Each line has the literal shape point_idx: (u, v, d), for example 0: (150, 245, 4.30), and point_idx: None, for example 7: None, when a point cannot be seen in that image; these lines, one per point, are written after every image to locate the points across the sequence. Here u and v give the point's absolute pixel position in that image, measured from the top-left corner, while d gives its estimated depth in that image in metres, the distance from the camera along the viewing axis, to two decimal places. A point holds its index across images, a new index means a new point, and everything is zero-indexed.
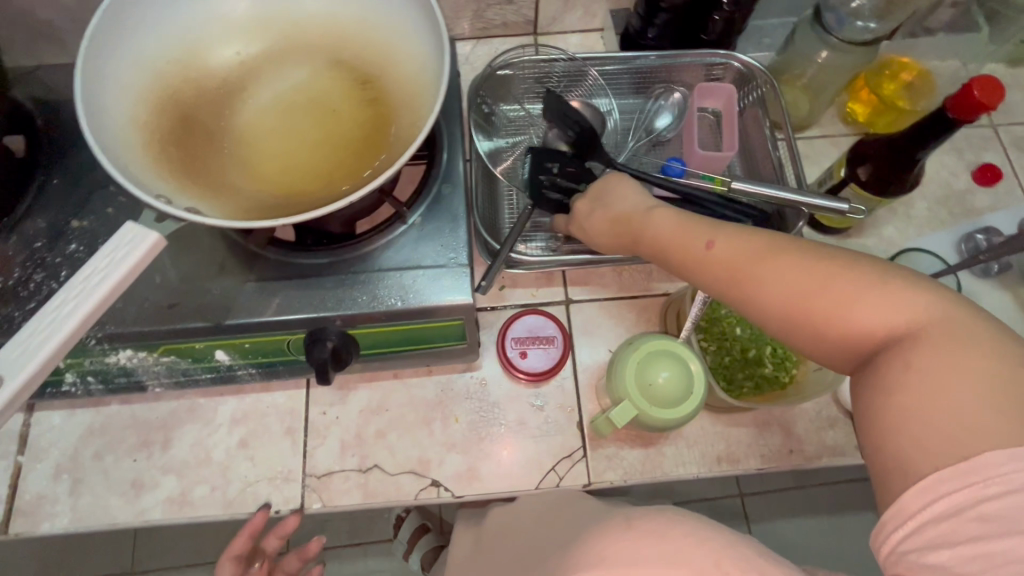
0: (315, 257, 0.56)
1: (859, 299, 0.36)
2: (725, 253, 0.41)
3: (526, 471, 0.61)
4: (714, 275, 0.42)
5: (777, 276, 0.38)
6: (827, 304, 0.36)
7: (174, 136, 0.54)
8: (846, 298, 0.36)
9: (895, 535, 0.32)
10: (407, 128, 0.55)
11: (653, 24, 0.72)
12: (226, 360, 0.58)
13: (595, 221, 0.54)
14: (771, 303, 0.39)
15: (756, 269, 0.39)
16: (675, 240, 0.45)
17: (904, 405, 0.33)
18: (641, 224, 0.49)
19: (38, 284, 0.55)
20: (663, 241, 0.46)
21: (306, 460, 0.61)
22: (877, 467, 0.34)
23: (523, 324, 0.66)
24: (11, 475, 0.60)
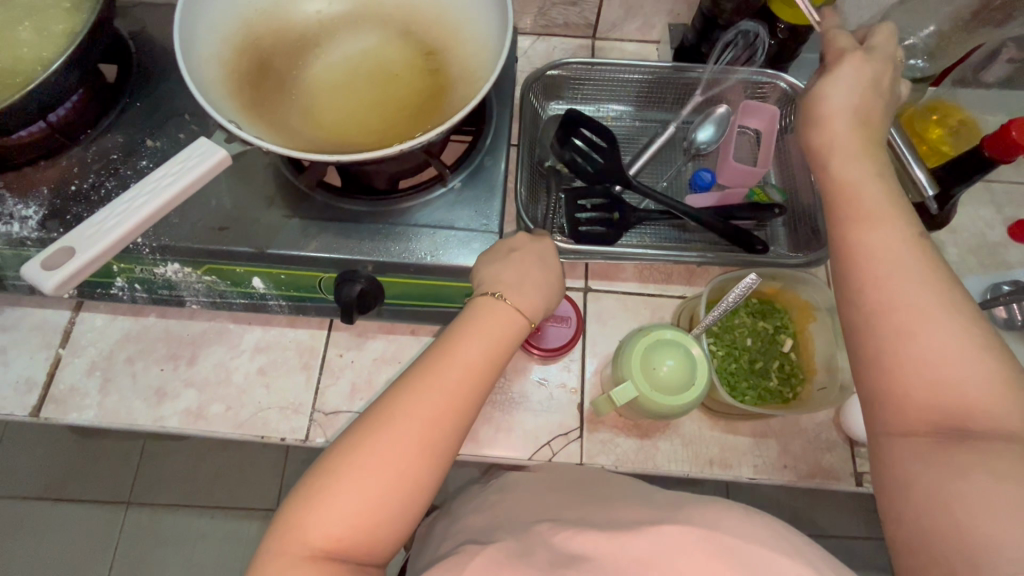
0: (358, 205, 0.60)
1: (966, 372, 0.38)
2: (912, 273, 0.41)
3: (522, 441, 0.63)
4: (887, 277, 0.42)
5: (944, 317, 0.40)
6: (939, 357, 0.39)
7: (251, 78, 0.59)
8: (959, 362, 0.39)
9: None
10: (462, 100, 0.60)
11: (709, 40, 0.75)
12: (260, 287, 0.62)
13: (839, 106, 0.50)
14: (893, 320, 0.41)
15: (913, 290, 0.41)
16: (870, 200, 0.45)
17: (953, 475, 0.36)
18: (843, 162, 0.48)
19: (108, 191, 0.60)
20: (866, 205, 0.45)
21: (317, 396, 0.65)
22: (944, 539, 0.35)
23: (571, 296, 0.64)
24: (50, 364, 0.65)
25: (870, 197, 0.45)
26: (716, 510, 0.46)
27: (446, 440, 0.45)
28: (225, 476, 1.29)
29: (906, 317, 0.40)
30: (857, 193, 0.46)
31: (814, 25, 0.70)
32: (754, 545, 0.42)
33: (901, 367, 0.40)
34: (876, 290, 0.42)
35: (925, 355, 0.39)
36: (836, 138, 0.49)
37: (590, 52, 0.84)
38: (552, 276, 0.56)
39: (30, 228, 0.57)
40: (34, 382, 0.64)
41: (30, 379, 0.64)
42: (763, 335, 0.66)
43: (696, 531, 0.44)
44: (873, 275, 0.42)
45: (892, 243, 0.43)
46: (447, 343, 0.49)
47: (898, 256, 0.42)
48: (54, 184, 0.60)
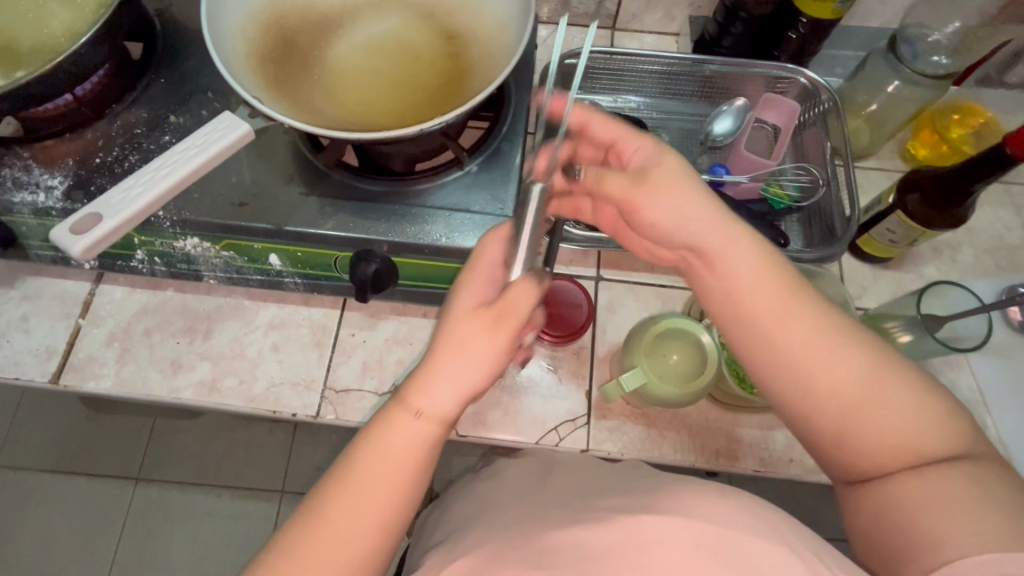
0: (375, 185, 0.61)
1: (889, 415, 0.41)
2: (809, 355, 0.42)
3: (530, 426, 0.63)
4: (783, 354, 0.43)
5: (850, 381, 0.41)
6: (859, 420, 0.41)
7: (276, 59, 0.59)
8: (881, 410, 0.41)
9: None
10: (481, 83, 0.60)
11: (729, 33, 0.76)
12: (277, 264, 0.63)
13: (702, 201, 0.47)
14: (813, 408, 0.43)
15: (811, 370, 0.42)
16: (749, 298, 0.44)
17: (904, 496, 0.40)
18: (717, 254, 0.46)
19: (132, 164, 0.61)
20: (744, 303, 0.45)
21: (329, 373, 0.66)
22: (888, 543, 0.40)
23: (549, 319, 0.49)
24: (70, 334, 0.67)
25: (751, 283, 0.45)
26: (695, 493, 0.46)
27: (370, 534, 0.40)
28: (233, 456, 1.31)
29: (818, 399, 0.42)
30: (739, 287, 0.45)
31: (837, 19, 0.70)
32: (731, 527, 0.42)
33: (833, 438, 0.43)
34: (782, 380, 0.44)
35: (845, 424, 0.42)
36: (700, 231, 0.46)
37: (610, 43, 0.84)
38: (496, 343, 0.40)
39: (55, 198, 0.59)
40: (54, 350, 0.66)
41: (50, 347, 0.66)
42: None
43: (675, 517, 0.43)
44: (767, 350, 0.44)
45: (791, 330, 0.43)
46: (357, 455, 0.41)
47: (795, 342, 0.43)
48: (79, 155, 0.61)
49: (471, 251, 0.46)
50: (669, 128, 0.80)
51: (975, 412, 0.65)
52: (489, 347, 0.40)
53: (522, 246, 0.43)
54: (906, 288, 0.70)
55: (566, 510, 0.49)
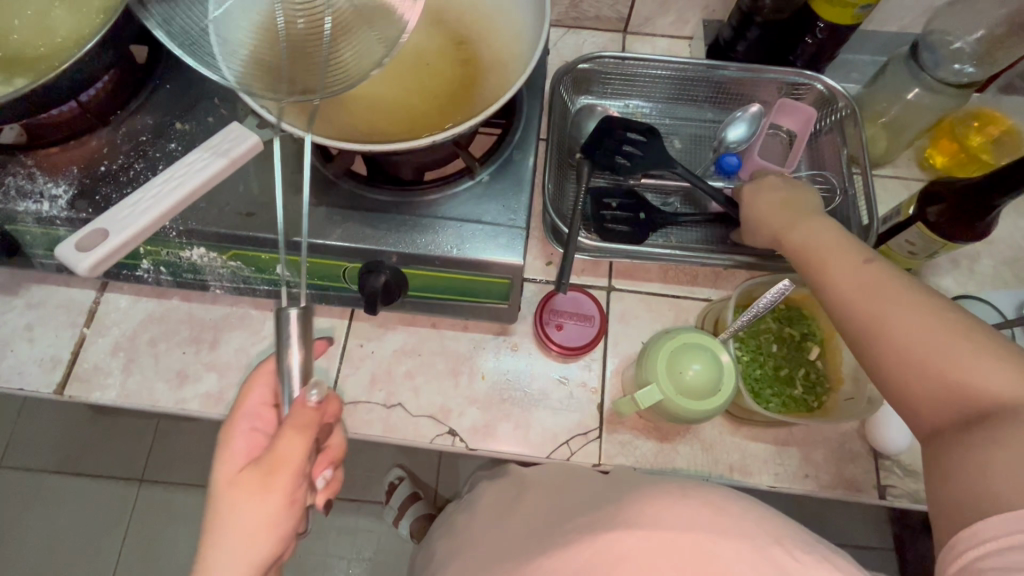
0: (383, 195, 0.60)
1: (963, 362, 0.39)
2: (882, 291, 0.44)
3: (540, 440, 0.62)
4: (846, 299, 0.46)
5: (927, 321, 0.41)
6: (933, 358, 0.40)
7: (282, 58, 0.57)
8: (958, 355, 0.39)
9: (967, 555, 0.34)
10: (493, 92, 0.59)
11: (744, 38, 0.74)
12: (284, 274, 0.62)
13: (764, 199, 0.59)
14: (880, 342, 0.43)
15: (885, 301, 0.43)
16: (817, 245, 0.51)
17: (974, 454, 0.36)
18: (794, 232, 0.55)
19: (137, 172, 0.60)
20: (822, 251, 0.50)
21: (337, 385, 0.65)
22: (958, 504, 0.36)
23: (332, 443, 0.51)
24: (75, 343, 0.66)
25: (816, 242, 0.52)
26: (660, 498, 0.46)
27: None
28: None
29: (891, 332, 0.42)
30: (811, 247, 0.51)
31: (856, 25, 0.68)
32: (695, 534, 0.42)
33: (901, 377, 0.41)
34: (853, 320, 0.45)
35: (915, 357, 0.41)
36: (811, 227, 0.53)
37: (621, 47, 0.83)
38: (274, 498, 0.42)
39: (59, 207, 0.58)
40: (59, 359, 0.65)
41: (55, 356, 0.65)
42: (789, 342, 0.65)
43: (636, 531, 0.43)
44: (839, 298, 0.47)
45: (853, 274, 0.47)
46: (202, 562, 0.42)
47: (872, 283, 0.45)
48: (84, 163, 0.60)
49: (240, 390, 0.50)
50: (681, 134, 0.78)
51: None
52: (271, 504, 0.42)
53: (287, 378, 0.43)
54: None
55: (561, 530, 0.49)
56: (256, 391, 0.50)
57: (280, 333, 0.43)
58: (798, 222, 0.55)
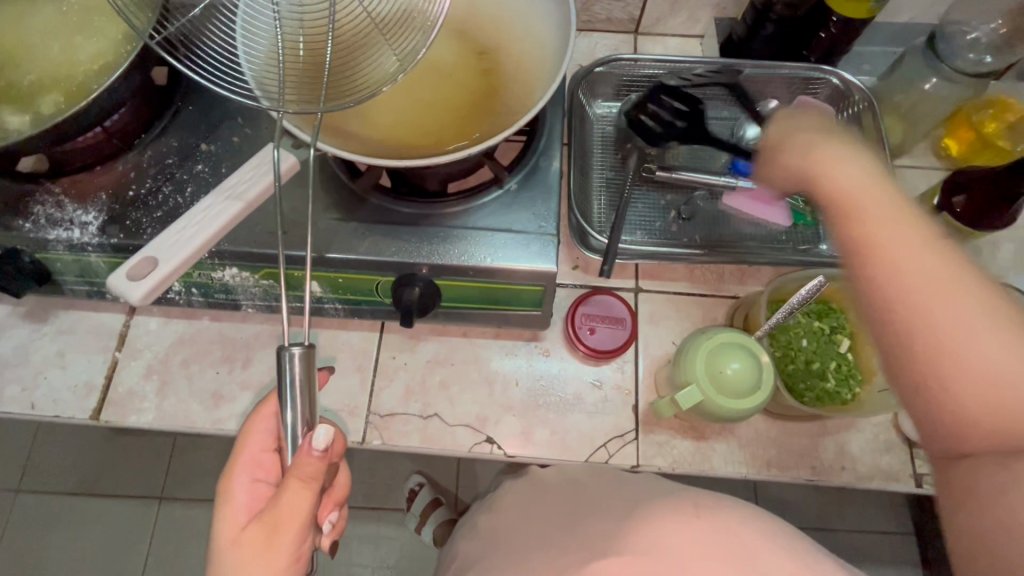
0: (412, 208, 0.60)
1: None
2: (885, 220, 0.36)
3: (577, 444, 0.63)
4: (909, 282, 0.34)
5: (926, 280, 0.34)
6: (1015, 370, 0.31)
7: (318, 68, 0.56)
8: (930, 314, 0.33)
9: None
10: (517, 101, 0.60)
11: (759, 34, 0.74)
12: (317, 291, 0.62)
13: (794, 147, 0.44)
14: (948, 346, 0.33)
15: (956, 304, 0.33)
16: (876, 203, 0.37)
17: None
18: (842, 170, 0.40)
19: (166, 195, 0.60)
20: (860, 193, 0.38)
21: (372, 398, 0.65)
22: None
23: (339, 484, 0.52)
24: (107, 368, 0.66)
25: (846, 183, 0.39)
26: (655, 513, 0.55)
27: None
28: None
29: (936, 313, 0.33)
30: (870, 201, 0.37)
31: (869, 19, 0.69)
32: None
33: (976, 409, 0.32)
34: (923, 299, 0.33)
35: (983, 367, 0.32)
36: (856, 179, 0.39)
37: (633, 48, 0.83)
38: (278, 557, 0.43)
39: (90, 234, 0.58)
40: (93, 385, 0.65)
41: (89, 383, 0.65)
42: (820, 335, 0.65)
43: None
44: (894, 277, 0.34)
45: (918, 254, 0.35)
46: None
47: (873, 215, 0.36)
48: (112, 189, 0.60)
49: (234, 442, 0.49)
50: (698, 132, 0.78)
51: None
52: (274, 564, 0.42)
53: (286, 426, 0.41)
54: None
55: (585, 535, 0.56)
56: (253, 442, 0.49)
57: (281, 377, 0.40)
58: (800, 148, 0.43)
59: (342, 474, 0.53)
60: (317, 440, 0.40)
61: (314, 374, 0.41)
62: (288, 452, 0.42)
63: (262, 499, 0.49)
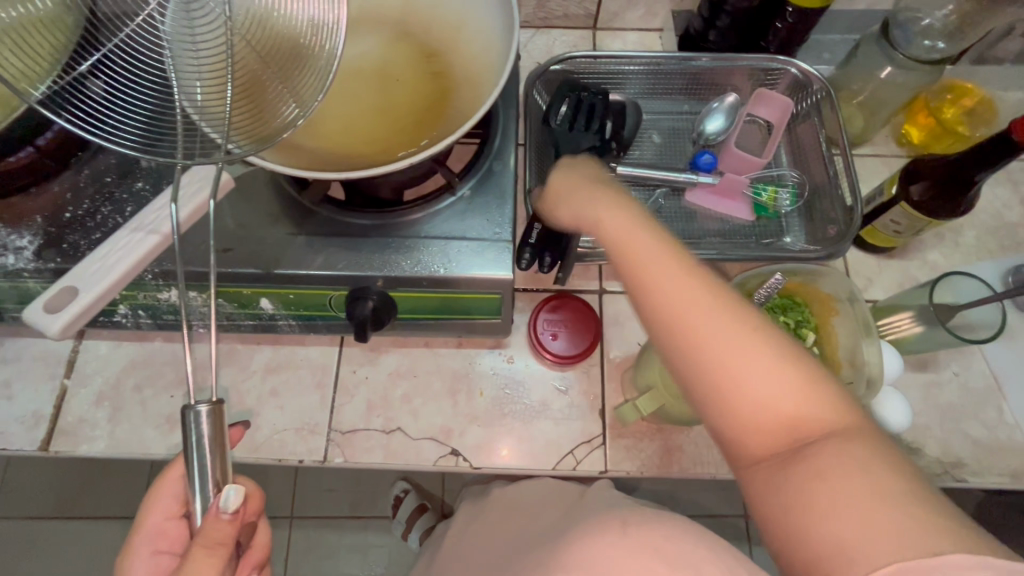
0: (362, 218, 0.58)
1: (785, 387, 0.33)
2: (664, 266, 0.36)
3: (544, 451, 0.62)
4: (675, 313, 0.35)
5: (678, 303, 0.35)
6: (774, 388, 0.33)
7: (250, 76, 0.51)
8: (693, 336, 0.34)
9: None
10: (467, 105, 0.58)
11: (715, 26, 0.73)
12: (269, 308, 0.60)
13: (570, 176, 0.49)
14: (716, 370, 0.34)
15: (710, 321, 0.34)
16: (639, 240, 0.38)
17: (828, 507, 0.30)
18: (608, 212, 0.41)
19: (104, 216, 0.57)
20: (627, 234, 0.39)
21: (333, 415, 0.63)
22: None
23: (256, 541, 0.50)
24: (56, 396, 0.63)
25: (624, 231, 0.40)
26: (605, 538, 0.50)
27: None
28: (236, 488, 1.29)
29: (708, 342, 0.34)
30: (633, 234, 0.39)
31: (824, 8, 0.68)
32: None
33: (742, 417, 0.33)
34: (691, 333, 0.34)
35: (749, 387, 0.33)
36: (624, 221, 0.40)
37: (592, 43, 0.82)
38: None
39: (25, 259, 0.55)
40: (41, 415, 0.63)
41: (37, 412, 0.63)
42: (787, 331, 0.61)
43: None
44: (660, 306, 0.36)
45: (666, 274, 0.36)
46: None
47: (637, 257, 0.38)
48: (49, 211, 0.58)
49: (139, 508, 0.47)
50: (659, 128, 0.77)
51: (988, 397, 0.65)
52: None
53: (194, 484, 0.40)
54: (911, 277, 0.70)
55: (534, 558, 0.54)
56: (159, 508, 0.47)
57: (187, 437, 0.39)
58: (580, 192, 0.45)
59: (260, 533, 0.50)
60: (227, 500, 0.39)
61: (225, 432, 0.40)
62: (197, 515, 0.40)
63: (162, 571, 0.47)
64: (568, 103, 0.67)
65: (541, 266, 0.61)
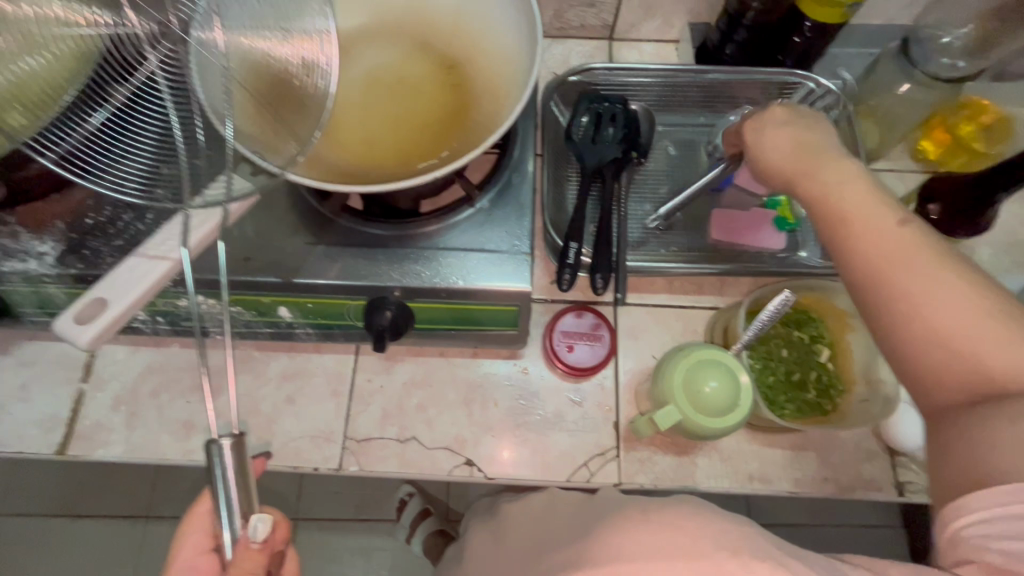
0: (382, 228, 0.58)
1: (997, 339, 0.33)
2: (875, 218, 0.37)
3: (559, 463, 0.62)
4: (875, 246, 0.37)
5: (889, 243, 0.36)
6: (985, 336, 0.33)
7: (272, 98, 0.51)
8: (899, 272, 0.35)
9: (964, 532, 0.30)
10: (487, 118, 0.58)
11: (733, 40, 0.74)
12: (286, 316, 0.60)
13: (775, 141, 0.47)
14: (915, 306, 0.34)
15: (915, 265, 0.35)
16: (844, 192, 0.40)
17: (1010, 438, 0.30)
18: (819, 170, 0.43)
19: (126, 223, 0.57)
20: (854, 193, 0.40)
21: (348, 423, 0.63)
22: (979, 498, 0.30)
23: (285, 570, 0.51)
24: (73, 400, 0.64)
25: (846, 196, 0.40)
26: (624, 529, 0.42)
27: None
28: None
29: (914, 285, 0.35)
30: (841, 193, 0.40)
31: (843, 23, 0.68)
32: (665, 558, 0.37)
33: (926, 350, 0.34)
34: (889, 280, 0.36)
35: (955, 328, 0.33)
36: (842, 183, 0.41)
37: (608, 54, 0.82)
38: None
39: (47, 265, 0.56)
40: (58, 418, 0.63)
41: (54, 416, 0.63)
42: (800, 344, 0.65)
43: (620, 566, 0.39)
44: (870, 243, 0.37)
45: (879, 217, 0.37)
46: None
47: (849, 201, 0.39)
48: (70, 217, 0.58)
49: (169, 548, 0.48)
50: (674, 140, 0.78)
51: None
52: None
53: (220, 517, 0.40)
54: None
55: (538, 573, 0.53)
56: (189, 541, 0.48)
57: (210, 469, 0.39)
58: (819, 166, 0.43)
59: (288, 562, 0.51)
60: (255, 529, 0.40)
61: (248, 463, 0.41)
62: (226, 547, 0.41)
63: None
64: (586, 114, 0.68)
65: (597, 289, 0.62)
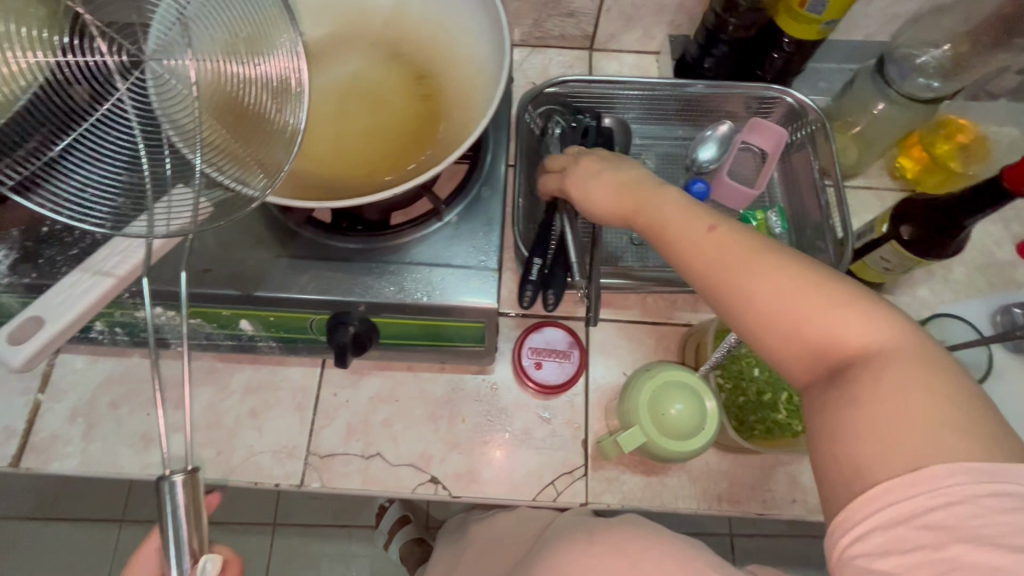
0: (347, 241, 0.57)
1: (829, 313, 0.34)
2: (689, 231, 0.40)
3: (525, 482, 0.61)
4: (709, 263, 0.38)
5: (723, 255, 0.37)
6: (813, 315, 0.34)
7: (243, 120, 0.49)
8: (738, 284, 0.36)
9: (841, 542, 0.30)
10: (456, 131, 0.57)
11: (711, 54, 0.73)
12: (248, 329, 0.59)
13: (598, 182, 0.49)
14: (754, 309, 0.36)
15: (743, 272, 0.36)
16: (673, 217, 0.41)
17: (852, 417, 0.31)
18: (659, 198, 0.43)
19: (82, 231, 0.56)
20: (673, 213, 0.42)
21: (312, 438, 0.62)
22: (833, 480, 0.31)
23: None
24: (29, 411, 0.62)
25: (670, 215, 0.42)
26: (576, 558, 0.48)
27: None
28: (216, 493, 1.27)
29: (752, 292, 0.36)
30: (669, 215, 0.42)
31: (821, 40, 0.67)
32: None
33: (777, 346, 0.35)
34: (728, 291, 0.37)
35: (787, 317, 0.35)
36: (677, 204, 0.42)
37: (588, 65, 0.81)
38: None
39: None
40: (13, 430, 0.61)
41: (8, 428, 0.61)
42: (771, 364, 0.64)
43: None
44: (698, 257, 0.39)
45: (698, 232, 0.39)
46: None
47: (675, 223, 0.41)
48: (25, 224, 0.56)
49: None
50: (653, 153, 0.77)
51: None
52: None
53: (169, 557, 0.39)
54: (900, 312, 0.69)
55: None
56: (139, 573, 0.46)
57: (163, 506, 0.39)
58: (644, 200, 0.44)
59: None
60: (205, 570, 0.39)
61: (201, 497, 0.40)
62: None
63: None
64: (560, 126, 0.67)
65: (547, 304, 0.62)
